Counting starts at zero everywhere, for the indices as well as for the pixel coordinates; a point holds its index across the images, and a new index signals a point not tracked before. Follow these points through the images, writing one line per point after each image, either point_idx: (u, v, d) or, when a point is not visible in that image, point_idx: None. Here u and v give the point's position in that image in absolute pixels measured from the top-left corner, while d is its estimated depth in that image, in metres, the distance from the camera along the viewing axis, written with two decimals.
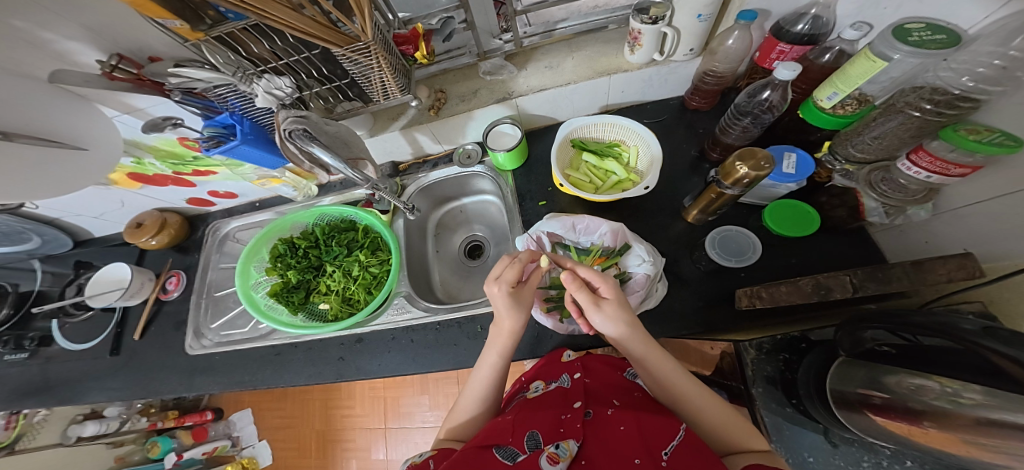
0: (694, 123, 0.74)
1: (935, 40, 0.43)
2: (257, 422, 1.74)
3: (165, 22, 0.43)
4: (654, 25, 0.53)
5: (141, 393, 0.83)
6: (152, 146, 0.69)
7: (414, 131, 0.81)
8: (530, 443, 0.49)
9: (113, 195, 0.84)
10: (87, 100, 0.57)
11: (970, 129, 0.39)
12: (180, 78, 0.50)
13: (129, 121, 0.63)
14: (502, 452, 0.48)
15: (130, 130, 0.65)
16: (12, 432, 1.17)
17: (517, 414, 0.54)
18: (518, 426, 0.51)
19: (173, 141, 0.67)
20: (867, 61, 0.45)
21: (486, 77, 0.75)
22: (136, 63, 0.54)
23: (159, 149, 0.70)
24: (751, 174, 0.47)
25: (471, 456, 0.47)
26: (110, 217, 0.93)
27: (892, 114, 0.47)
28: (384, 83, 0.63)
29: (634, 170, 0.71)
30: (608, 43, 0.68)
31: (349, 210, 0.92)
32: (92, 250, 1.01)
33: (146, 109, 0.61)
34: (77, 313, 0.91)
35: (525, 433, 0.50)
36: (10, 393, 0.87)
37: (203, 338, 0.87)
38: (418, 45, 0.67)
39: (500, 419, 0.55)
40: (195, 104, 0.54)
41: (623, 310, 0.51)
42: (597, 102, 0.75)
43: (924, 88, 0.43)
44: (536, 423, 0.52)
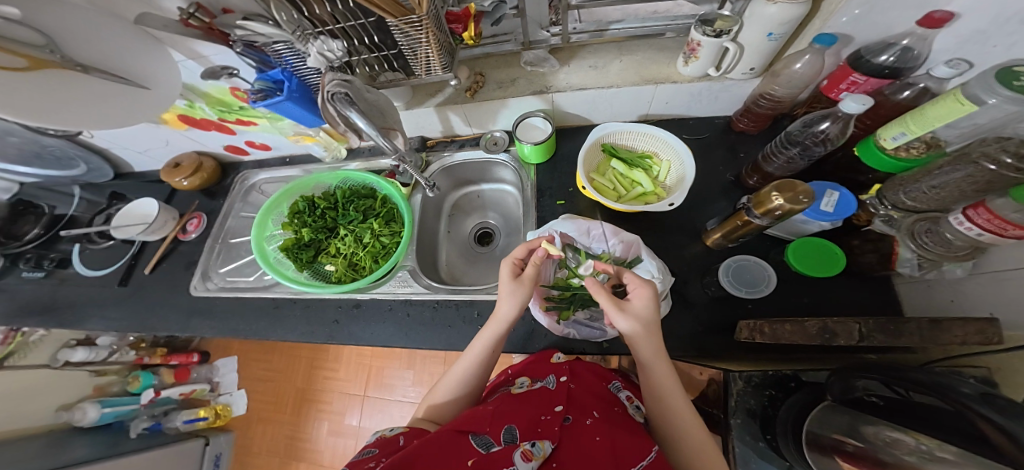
0: (735, 146, 0.74)
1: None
2: (240, 371, 1.75)
3: None
4: (717, 39, 0.52)
5: (137, 326, 0.83)
6: (206, 92, 0.71)
7: (448, 110, 0.81)
8: (506, 437, 0.49)
9: (161, 133, 0.84)
10: (160, 43, 0.59)
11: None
12: (245, 31, 0.50)
13: (192, 67, 0.64)
14: (477, 439, 0.49)
15: (189, 74, 0.66)
16: (8, 347, 1.19)
17: (498, 407, 0.55)
18: (497, 419, 0.52)
19: (225, 90, 0.69)
20: (954, 104, 0.44)
21: (527, 67, 0.74)
22: (213, 14, 0.54)
23: (210, 95, 0.72)
24: (785, 206, 0.46)
25: (447, 438, 0.48)
26: (153, 153, 0.94)
27: (962, 163, 0.45)
28: (429, 58, 0.62)
29: (662, 185, 0.70)
30: (661, 52, 0.67)
31: (372, 178, 0.91)
32: (130, 184, 1.02)
33: (209, 57, 0.62)
34: (99, 241, 0.91)
35: (502, 426, 0.51)
36: (14, 307, 0.87)
37: (209, 281, 0.87)
38: (468, 25, 0.65)
39: (480, 407, 0.56)
40: (254, 57, 0.54)
41: (645, 319, 0.53)
42: (637, 109, 0.74)
43: (1011, 140, 0.41)
44: (514, 419, 0.52)
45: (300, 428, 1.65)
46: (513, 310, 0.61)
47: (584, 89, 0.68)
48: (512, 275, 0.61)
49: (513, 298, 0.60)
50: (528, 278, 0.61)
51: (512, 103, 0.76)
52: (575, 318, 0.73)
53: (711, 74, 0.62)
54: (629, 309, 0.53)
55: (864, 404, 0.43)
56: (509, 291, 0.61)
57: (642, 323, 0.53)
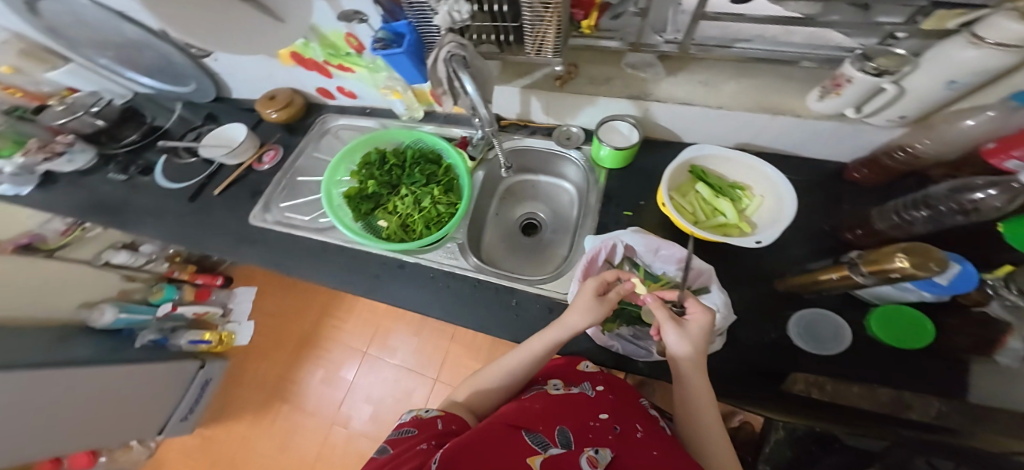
0: (841, 197, 0.71)
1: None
2: (253, 303, 1.80)
3: None
4: (877, 78, 0.46)
5: (192, 243, 0.87)
6: (325, 34, 0.74)
7: (533, 94, 0.80)
8: (562, 439, 0.49)
9: (268, 65, 0.89)
10: None
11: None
12: None
13: (324, 9, 0.67)
14: (532, 437, 0.48)
15: (320, 14, 0.69)
16: (67, 238, 1.28)
17: (546, 406, 0.56)
18: (549, 419, 0.53)
19: (341, 35, 0.73)
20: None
21: (628, 69, 0.73)
22: None
23: (326, 37, 0.75)
24: (909, 271, 0.42)
25: (504, 433, 0.48)
26: (255, 83, 1.00)
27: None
28: (544, 37, 0.60)
29: (747, 219, 0.69)
30: (789, 80, 0.64)
31: (442, 144, 0.91)
32: (226, 107, 1.09)
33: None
34: (184, 156, 0.98)
35: (556, 427, 0.51)
36: (101, 202, 0.96)
37: (268, 213, 0.89)
38: (589, 13, 0.63)
39: (527, 404, 0.57)
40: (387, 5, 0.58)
41: (697, 345, 0.52)
42: (738, 134, 0.72)
43: None
44: (565, 421, 0.53)
45: (292, 370, 1.69)
46: (584, 324, 0.60)
47: (689, 104, 0.67)
48: (594, 293, 0.61)
49: (585, 312, 0.60)
50: (610, 300, 0.61)
51: (599, 102, 0.75)
52: (618, 332, 0.73)
53: (847, 114, 0.57)
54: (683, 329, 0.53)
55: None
56: (586, 305, 0.60)
57: (694, 347, 0.52)
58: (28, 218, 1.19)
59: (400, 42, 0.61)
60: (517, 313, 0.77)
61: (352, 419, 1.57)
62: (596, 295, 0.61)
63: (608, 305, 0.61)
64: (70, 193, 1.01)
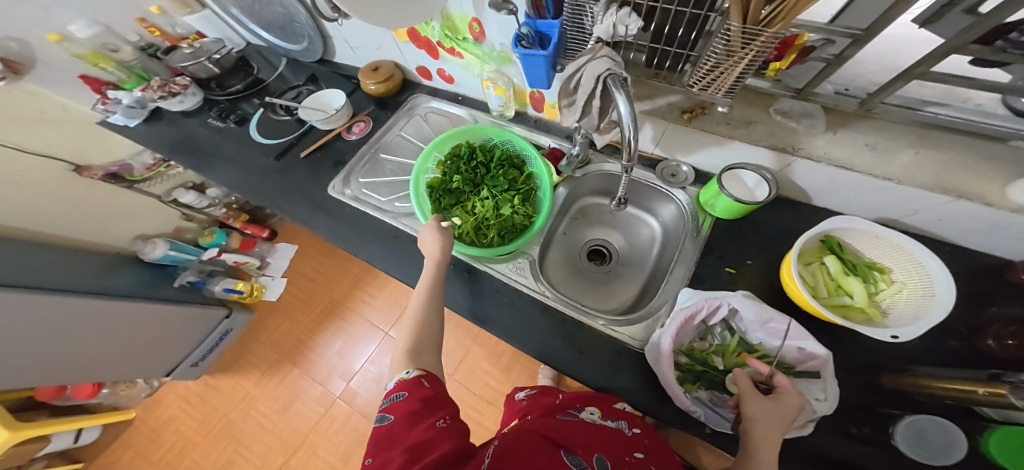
0: (987, 297, 0.61)
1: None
2: (291, 262, 1.84)
3: None
4: None
5: (270, 201, 0.87)
6: (450, 15, 0.70)
7: (650, 121, 0.75)
8: (600, 465, 0.44)
9: (379, 38, 0.88)
10: None
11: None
12: None
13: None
14: (570, 457, 0.42)
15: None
16: (150, 172, 1.39)
17: (585, 432, 0.50)
18: (587, 446, 0.47)
19: (467, 19, 0.69)
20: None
21: (776, 115, 0.65)
22: None
23: (449, 19, 0.71)
24: None
25: (541, 445, 0.43)
26: (361, 53, 1.00)
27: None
28: (724, 76, 0.50)
29: (874, 302, 0.62)
30: (988, 158, 0.54)
31: (531, 150, 0.87)
32: (325, 70, 1.09)
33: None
34: (280, 114, 0.99)
35: (594, 453, 0.45)
36: (195, 143, 1.00)
37: (347, 186, 0.87)
38: (782, 55, 0.56)
39: (563, 424, 0.51)
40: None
41: (782, 421, 0.48)
42: (893, 210, 0.64)
43: None
44: (602, 451, 0.47)
45: (313, 334, 1.70)
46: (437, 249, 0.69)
47: (846, 169, 0.59)
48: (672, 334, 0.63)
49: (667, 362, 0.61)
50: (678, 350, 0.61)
51: (730, 145, 0.69)
52: (697, 395, 0.62)
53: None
54: (777, 406, 0.49)
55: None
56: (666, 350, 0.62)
57: (778, 420, 0.48)
58: (125, 149, 1.35)
59: (543, 44, 0.57)
60: (583, 349, 0.71)
61: (358, 397, 1.56)
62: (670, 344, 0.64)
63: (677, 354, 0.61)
64: (167, 129, 1.06)
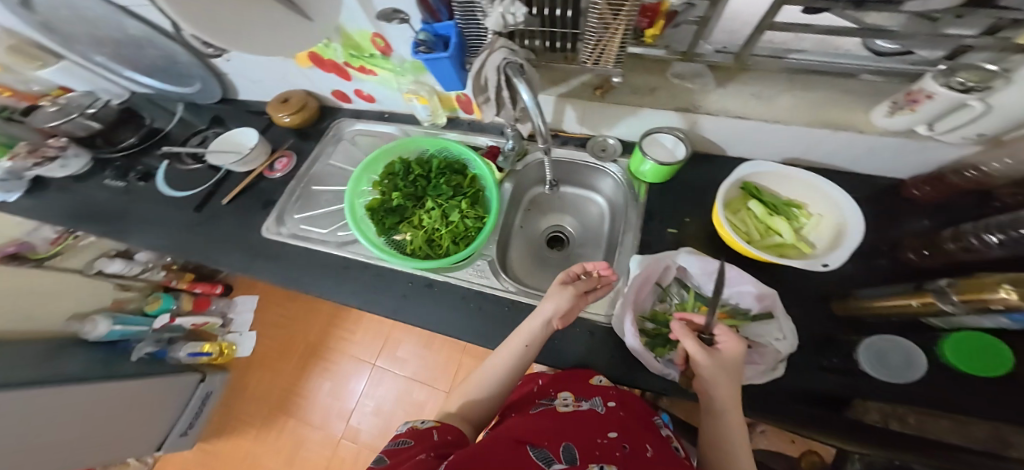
0: (897, 214, 0.67)
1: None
2: (257, 313, 1.73)
3: None
4: (964, 96, 0.40)
5: (202, 256, 0.81)
6: (347, 33, 0.67)
7: (569, 103, 0.78)
8: (566, 454, 0.45)
9: (280, 67, 0.84)
10: None
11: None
12: None
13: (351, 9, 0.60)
14: (537, 453, 0.45)
15: (348, 15, 0.62)
16: (55, 248, 1.21)
17: (555, 424, 0.52)
18: (555, 436, 0.49)
19: (367, 35, 0.66)
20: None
21: (674, 79, 0.72)
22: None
23: (349, 37, 0.68)
24: (1012, 303, 0.38)
25: (508, 448, 0.46)
26: (267, 85, 0.95)
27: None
28: (607, 47, 0.55)
29: (803, 238, 0.65)
30: (844, 95, 0.60)
31: (470, 154, 0.86)
32: (230, 109, 1.05)
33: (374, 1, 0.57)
34: (188, 162, 0.92)
35: (560, 443, 0.47)
36: (102, 211, 0.91)
37: (282, 226, 0.83)
38: (654, 22, 0.58)
39: (537, 422, 0.54)
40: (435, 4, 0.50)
41: (727, 375, 0.49)
42: (786, 150, 0.69)
43: None
44: (572, 439, 0.49)
45: (299, 382, 1.61)
46: (554, 310, 0.61)
47: (743, 118, 0.64)
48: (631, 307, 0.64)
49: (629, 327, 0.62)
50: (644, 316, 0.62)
51: (643, 113, 0.74)
52: (669, 357, 0.64)
53: (917, 130, 0.53)
54: (717, 356, 0.50)
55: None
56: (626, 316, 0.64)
57: (724, 376, 0.49)
58: (17, 226, 1.13)
59: (443, 46, 0.55)
60: (554, 339, 0.71)
61: (361, 433, 1.50)
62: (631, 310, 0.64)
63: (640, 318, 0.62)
64: (65, 199, 0.95)
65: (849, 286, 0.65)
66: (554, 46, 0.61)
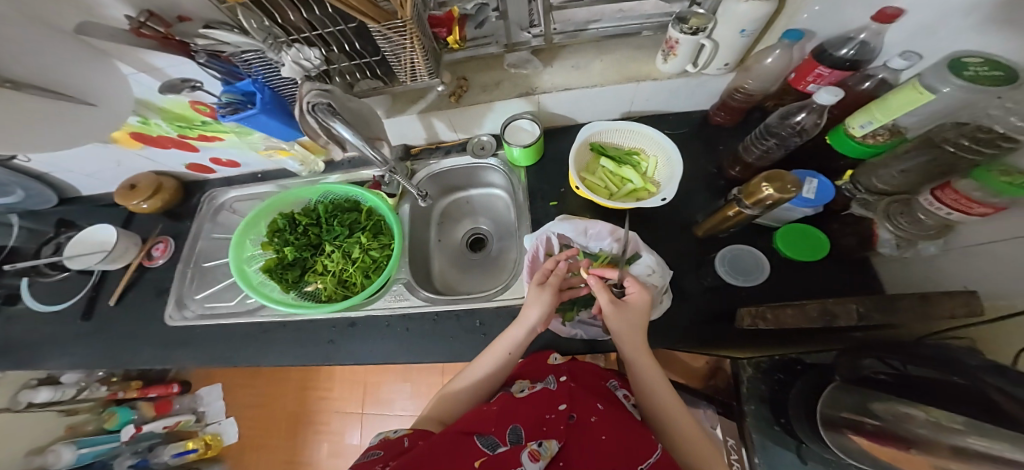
0: (714, 139, 0.79)
1: (991, 76, 0.40)
2: (227, 399, 1.58)
3: None
4: (694, 36, 0.56)
5: (111, 362, 0.78)
6: (163, 108, 0.65)
7: (432, 116, 0.80)
8: (511, 437, 0.48)
9: (109, 154, 0.78)
10: (106, 55, 0.52)
11: (1003, 169, 0.37)
12: (209, 40, 0.46)
13: (144, 81, 0.58)
14: (483, 440, 0.47)
15: (144, 89, 0.60)
16: None
17: (503, 406, 0.53)
18: (503, 419, 0.51)
19: (185, 104, 0.64)
20: (912, 92, 0.44)
21: (510, 70, 0.79)
22: (166, 23, 0.50)
23: (168, 111, 0.66)
24: (775, 195, 0.50)
25: (453, 441, 0.46)
26: (102, 176, 0.86)
27: (926, 147, 0.49)
28: (413, 64, 0.60)
29: (651, 180, 0.78)
30: (638, 50, 0.75)
31: (355, 189, 0.86)
32: (74, 209, 0.95)
33: (165, 69, 0.57)
34: (49, 274, 0.85)
35: (507, 426, 0.49)
36: None
37: (186, 309, 0.82)
38: (452, 29, 0.66)
39: (485, 407, 0.55)
40: (219, 68, 0.51)
41: (632, 320, 0.56)
42: (619, 106, 0.81)
43: (969, 125, 0.44)
44: (519, 419, 0.51)
45: (297, 452, 1.50)
46: (539, 317, 0.62)
47: (570, 89, 0.75)
48: (538, 283, 0.65)
49: (541, 305, 0.62)
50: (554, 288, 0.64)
51: (497, 106, 0.80)
52: (578, 318, 0.74)
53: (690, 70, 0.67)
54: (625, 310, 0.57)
55: (871, 381, 0.48)
56: (536, 295, 0.64)
57: (632, 322, 0.56)
58: None
59: (253, 102, 0.56)
60: (484, 333, 0.75)
61: None
62: (538, 285, 0.65)
63: (551, 292, 0.63)
64: None
65: (695, 214, 0.75)
66: (368, 76, 0.65)
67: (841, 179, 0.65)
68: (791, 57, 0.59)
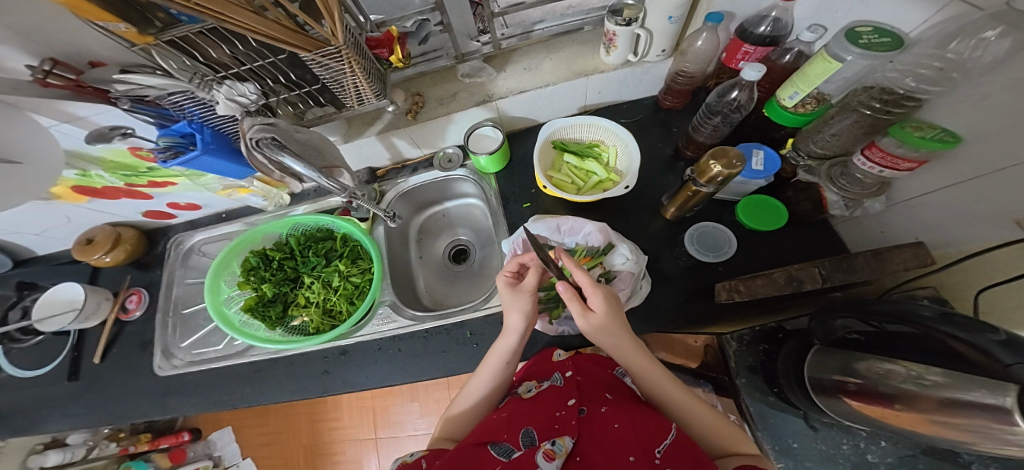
0: (668, 122, 0.82)
1: (881, 43, 0.48)
2: (240, 440, 1.56)
3: (107, 25, 0.39)
4: (628, 26, 0.61)
5: (107, 419, 0.78)
6: (101, 158, 0.63)
7: (391, 136, 0.81)
8: (525, 440, 0.47)
9: (57, 209, 0.77)
10: (18, 108, 0.50)
11: (915, 126, 0.43)
12: (129, 85, 0.48)
13: (71, 131, 0.56)
14: (497, 448, 0.47)
15: (71, 139, 0.58)
16: None
17: (512, 411, 0.53)
18: (514, 422, 0.50)
19: (124, 151, 0.61)
20: (824, 63, 0.50)
21: (465, 79, 0.80)
22: (76, 70, 0.49)
23: (107, 160, 0.64)
24: (724, 171, 0.53)
25: (467, 454, 0.47)
26: (54, 232, 0.86)
27: (847, 112, 0.53)
28: (357, 88, 0.61)
29: (614, 170, 0.79)
30: (583, 44, 0.77)
31: (325, 218, 0.87)
32: (36, 269, 0.94)
33: (91, 118, 0.55)
34: (24, 338, 0.86)
35: (520, 430, 0.49)
36: None
37: (174, 358, 0.83)
38: (392, 48, 0.66)
39: (495, 415, 0.54)
40: (147, 113, 0.51)
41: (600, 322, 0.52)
42: (575, 100, 0.83)
43: (874, 88, 0.49)
44: (530, 420, 0.50)
45: None
46: (523, 322, 0.58)
47: (524, 91, 0.76)
48: (508, 287, 0.60)
49: (519, 310, 0.59)
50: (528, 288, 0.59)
51: (457, 117, 0.80)
52: (565, 314, 0.72)
53: (632, 60, 0.71)
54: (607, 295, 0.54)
55: (847, 342, 0.45)
56: (510, 301, 0.60)
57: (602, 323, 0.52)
58: None
59: (193, 143, 0.58)
60: (476, 343, 0.74)
61: None
62: (508, 288, 0.61)
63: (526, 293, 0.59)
64: None
65: (661, 196, 0.76)
66: (315, 104, 0.67)
67: (784, 147, 0.68)
68: (720, 39, 0.64)
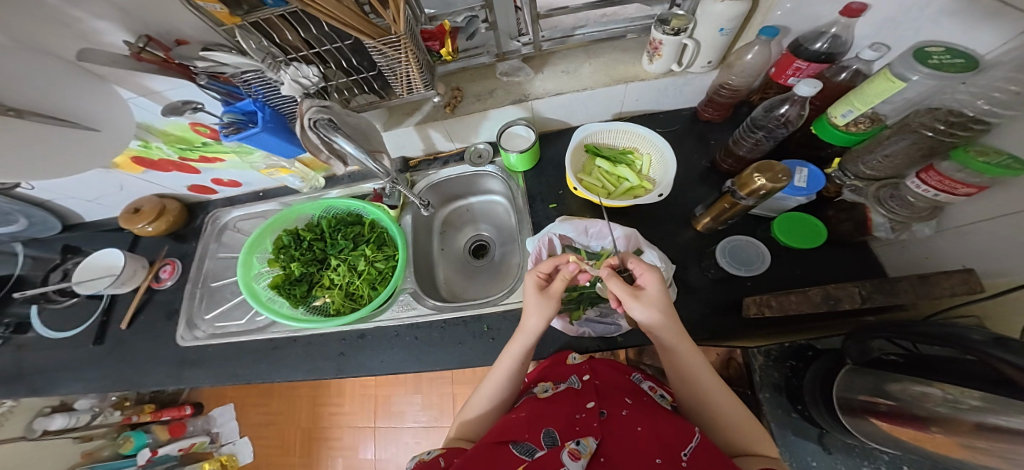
0: (706, 134, 0.83)
1: (954, 64, 0.47)
2: (240, 418, 1.57)
3: (205, 5, 0.43)
4: (676, 36, 0.62)
5: (125, 385, 0.79)
6: (163, 130, 0.66)
7: (429, 127, 0.82)
8: (546, 440, 0.47)
9: (113, 178, 0.79)
10: (104, 79, 0.53)
11: (980, 150, 0.43)
12: (208, 62, 0.48)
13: (145, 104, 0.59)
14: (519, 448, 0.47)
15: (144, 112, 0.60)
16: None
17: (531, 411, 0.53)
18: (534, 423, 0.51)
19: (185, 126, 0.64)
20: (888, 82, 0.51)
21: (503, 78, 0.81)
22: (164, 46, 0.50)
23: (169, 133, 0.67)
24: (768, 185, 0.53)
25: (488, 453, 0.46)
26: (107, 200, 0.88)
27: (906, 133, 0.52)
28: (409, 77, 0.62)
29: (646, 177, 0.80)
30: (624, 52, 0.78)
31: (356, 203, 0.88)
32: (80, 235, 0.96)
33: (164, 93, 0.57)
34: (60, 299, 0.87)
35: (541, 431, 0.49)
36: None
37: (197, 329, 0.84)
38: (443, 42, 0.68)
39: (514, 415, 0.54)
40: (219, 89, 0.53)
41: (660, 300, 0.53)
42: (614, 106, 0.84)
43: (940, 109, 0.48)
44: (551, 422, 0.51)
45: None
46: (541, 324, 0.59)
47: (561, 93, 0.77)
48: (537, 289, 0.59)
49: (540, 312, 0.59)
50: (555, 293, 0.59)
51: (493, 113, 0.81)
52: (586, 316, 0.73)
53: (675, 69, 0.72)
54: (646, 297, 0.53)
55: (882, 363, 0.46)
56: (535, 304, 0.59)
57: (661, 302, 0.53)
58: None
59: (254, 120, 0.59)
60: (493, 337, 0.74)
61: None
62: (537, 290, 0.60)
63: (554, 298, 0.59)
64: None
65: (695, 208, 0.76)
66: (360, 91, 0.68)
67: (831, 165, 0.69)
68: (772, 54, 0.65)
